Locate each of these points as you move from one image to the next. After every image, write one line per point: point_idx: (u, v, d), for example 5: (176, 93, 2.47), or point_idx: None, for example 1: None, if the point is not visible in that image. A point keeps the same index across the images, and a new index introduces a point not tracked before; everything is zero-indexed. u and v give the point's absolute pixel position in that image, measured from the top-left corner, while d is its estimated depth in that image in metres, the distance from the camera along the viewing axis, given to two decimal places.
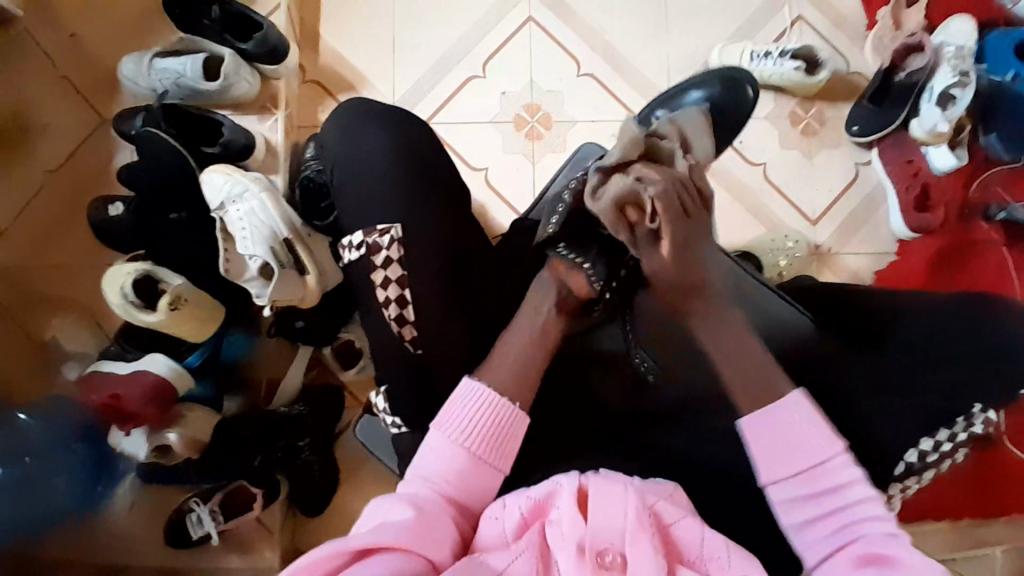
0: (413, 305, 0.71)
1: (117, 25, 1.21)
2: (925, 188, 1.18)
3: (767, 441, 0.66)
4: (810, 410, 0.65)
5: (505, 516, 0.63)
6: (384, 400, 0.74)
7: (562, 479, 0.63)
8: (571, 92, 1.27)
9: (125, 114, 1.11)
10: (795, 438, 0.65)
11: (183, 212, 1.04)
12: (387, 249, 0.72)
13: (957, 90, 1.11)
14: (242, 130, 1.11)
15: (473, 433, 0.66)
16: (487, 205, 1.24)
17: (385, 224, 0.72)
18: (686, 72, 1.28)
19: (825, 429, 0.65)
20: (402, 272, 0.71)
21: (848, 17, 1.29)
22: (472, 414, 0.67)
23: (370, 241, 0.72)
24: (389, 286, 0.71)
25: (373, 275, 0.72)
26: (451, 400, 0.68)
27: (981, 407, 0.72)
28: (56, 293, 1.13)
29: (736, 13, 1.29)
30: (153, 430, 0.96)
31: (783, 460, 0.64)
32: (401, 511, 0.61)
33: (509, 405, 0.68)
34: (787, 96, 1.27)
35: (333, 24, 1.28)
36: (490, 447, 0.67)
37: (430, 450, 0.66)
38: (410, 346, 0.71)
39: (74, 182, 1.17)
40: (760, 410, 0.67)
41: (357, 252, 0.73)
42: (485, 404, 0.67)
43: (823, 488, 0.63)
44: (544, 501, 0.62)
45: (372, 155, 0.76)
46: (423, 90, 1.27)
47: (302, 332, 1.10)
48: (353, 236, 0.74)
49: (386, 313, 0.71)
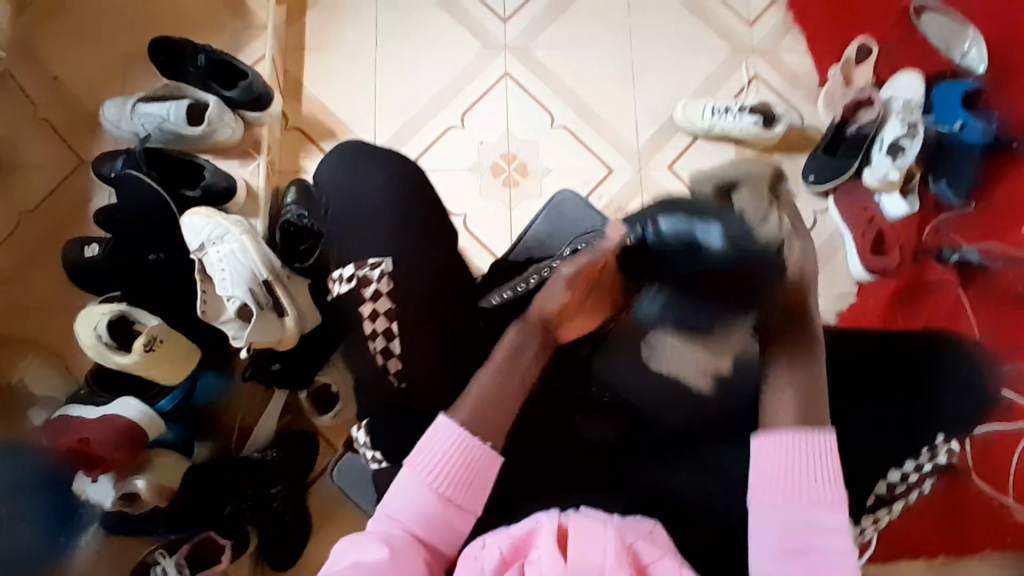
0: (401, 339, 0.72)
1: (98, 72, 1.23)
2: (880, 233, 1.26)
3: (772, 458, 0.68)
4: (826, 449, 0.68)
5: (484, 556, 0.62)
6: (365, 434, 0.73)
7: (543, 518, 0.63)
8: (546, 141, 1.33)
9: (104, 156, 1.12)
10: (797, 465, 0.67)
11: (161, 253, 1.03)
12: (378, 281, 0.74)
13: (907, 141, 1.21)
14: (224, 174, 1.12)
15: (446, 476, 0.66)
16: (465, 249, 1.27)
17: (377, 257, 0.75)
18: (654, 126, 1.36)
19: (830, 469, 0.67)
20: (391, 305, 0.73)
21: (802, 76, 1.39)
22: (446, 453, 0.67)
23: (361, 273, 0.74)
24: (377, 319, 0.73)
25: (361, 308, 0.73)
26: (425, 439, 0.67)
27: (943, 438, 0.75)
28: (20, 335, 1.10)
29: (698, 72, 1.38)
30: (120, 476, 0.93)
31: (773, 480, 0.67)
32: (373, 550, 0.61)
33: (481, 446, 0.67)
34: (748, 148, 1.35)
35: (316, 75, 1.32)
36: (463, 489, 0.66)
37: (402, 490, 0.66)
38: (394, 378, 0.72)
39: (48, 221, 1.15)
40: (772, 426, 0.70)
41: (347, 284, 0.75)
42: (456, 446, 0.67)
43: (811, 510, 0.65)
44: (524, 539, 0.62)
45: (366, 197, 0.79)
46: (402, 138, 1.31)
47: (279, 374, 1.08)
48: (344, 268, 0.76)
49: (372, 345, 0.73)
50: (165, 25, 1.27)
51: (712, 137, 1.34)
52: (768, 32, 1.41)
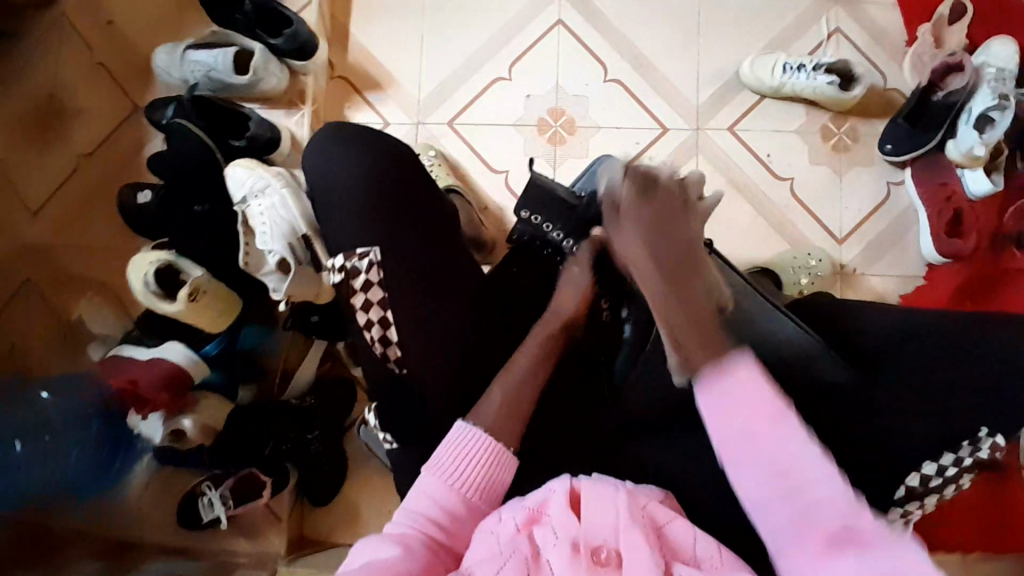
0: (395, 327, 0.72)
1: (150, 16, 1.23)
2: (958, 213, 1.14)
3: (722, 433, 0.56)
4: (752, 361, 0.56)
5: (500, 531, 0.62)
6: (375, 417, 0.76)
7: (555, 485, 0.63)
8: (596, 97, 1.26)
9: (155, 104, 1.13)
10: (744, 442, 0.55)
11: (205, 204, 1.06)
12: (367, 273, 0.73)
13: (997, 113, 1.06)
14: (269, 124, 1.12)
15: (469, 481, 0.67)
16: (506, 208, 1.24)
17: (364, 247, 0.74)
18: (715, 83, 1.26)
19: (763, 386, 0.55)
20: (384, 294, 0.73)
21: (891, 31, 1.25)
22: (469, 458, 0.68)
23: (350, 264, 0.74)
24: (370, 309, 0.73)
25: (353, 299, 0.73)
26: (446, 444, 0.68)
27: (998, 439, 0.68)
28: (82, 274, 1.17)
29: (771, 22, 1.26)
30: (168, 415, 0.98)
31: (736, 455, 0.55)
32: (389, 549, 0.61)
33: (502, 451, 0.69)
34: (820, 110, 1.24)
35: (362, 20, 1.28)
36: (483, 493, 0.67)
37: (422, 491, 0.66)
38: (393, 366, 0.73)
39: (107, 165, 1.20)
40: (715, 383, 0.56)
41: (338, 274, 0.75)
42: (479, 450, 0.68)
43: (788, 484, 0.54)
44: (538, 509, 0.63)
45: (346, 178, 0.76)
46: (447, 90, 1.27)
47: (318, 327, 1.11)
48: (335, 258, 0.75)
49: (367, 335, 0.73)
50: None
51: (780, 97, 1.23)
52: None
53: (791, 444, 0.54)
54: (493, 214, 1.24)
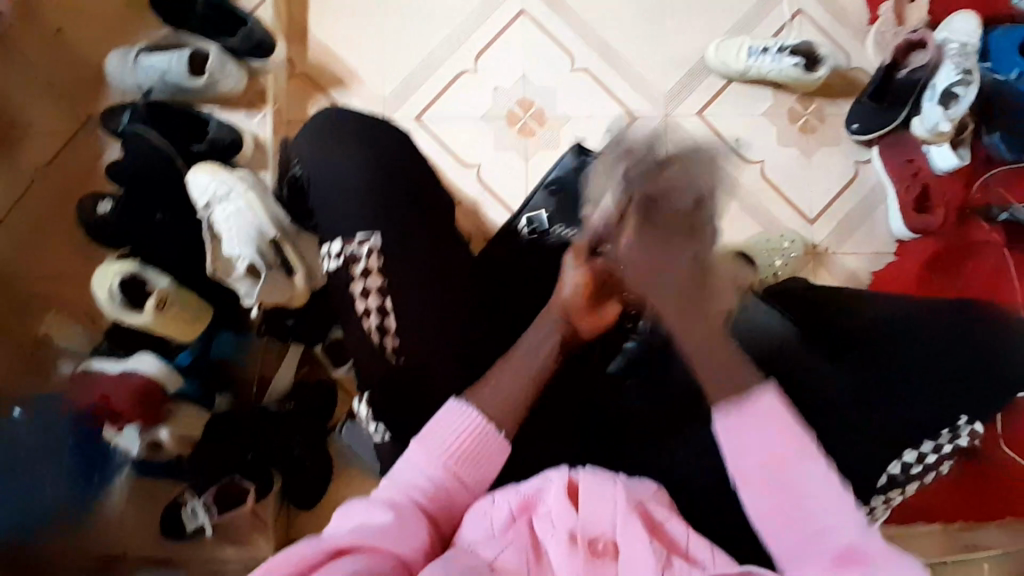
0: (394, 315, 0.72)
1: (101, 21, 1.20)
2: (926, 188, 1.16)
3: (739, 441, 0.62)
4: (780, 411, 0.61)
5: (494, 512, 0.63)
6: (366, 408, 0.75)
7: (553, 475, 0.65)
8: (564, 88, 1.25)
9: (113, 111, 1.11)
10: (762, 437, 0.61)
11: (166, 213, 1.03)
12: (367, 259, 0.73)
13: (960, 89, 1.07)
14: (228, 127, 1.11)
15: (455, 456, 0.66)
16: (480, 203, 1.23)
17: (365, 234, 0.74)
18: (681, 69, 1.26)
19: (795, 426, 0.61)
20: (383, 282, 0.73)
21: (852, 10, 1.25)
22: (455, 436, 0.66)
23: (349, 250, 0.74)
24: (369, 296, 0.73)
25: (352, 287, 0.73)
26: (438, 418, 0.67)
27: (968, 420, 0.73)
28: (44, 290, 1.13)
29: (734, 6, 1.26)
30: (145, 427, 0.97)
31: (752, 457, 0.62)
32: (378, 513, 0.61)
33: (493, 431, 0.67)
34: (787, 93, 1.25)
35: (322, 17, 1.26)
36: (471, 470, 0.66)
37: (408, 463, 0.65)
38: (392, 357, 0.72)
39: (65, 175, 1.17)
40: (733, 405, 0.62)
41: (336, 260, 0.74)
42: (468, 429, 0.67)
43: (790, 487, 0.61)
44: (533, 495, 0.64)
45: (343, 167, 0.77)
46: (413, 86, 1.25)
47: (292, 330, 1.11)
48: (332, 243, 0.75)
49: (366, 323, 0.73)
50: None
51: (747, 80, 1.24)
52: None
53: (810, 467, 0.60)
54: (467, 209, 1.23)
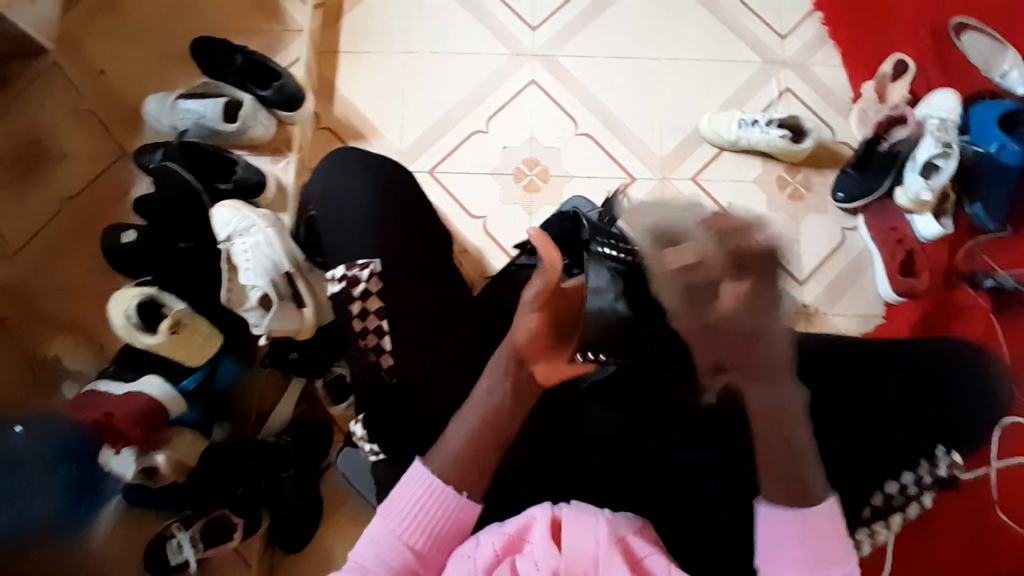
0: (389, 336, 0.75)
1: (144, 70, 1.30)
2: (910, 254, 1.22)
3: (775, 537, 0.66)
4: (831, 516, 0.66)
5: (478, 553, 0.65)
6: (362, 428, 0.76)
7: (538, 512, 0.66)
8: (568, 149, 1.35)
9: (146, 148, 1.18)
10: (806, 539, 0.65)
11: (191, 242, 1.09)
12: (367, 282, 0.77)
13: (941, 161, 1.16)
14: (255, 169, 1.18)
15: (417, 526, 0.67)
16: (484, 251, 1.29)
17: (365, 258, 0.78)
18: (678, 137, 1.36)
19: (836, 536, 0.66)
20: (379, 303, 0.76)
21: (835, 91, 1.37)
22: (415, 505, 0.67)
23: (350, 274, 0.77)
24: (366, 316, 0.76)
25: (350, 306, 0.76)
26: (397, 486, 0.68)
27: (945, 450, 0.78)
28: (58, 314, 1.17)
29: (726, 83, 1.38)
30: (141, 451, 0.98)
31: (786, 556, 0.66)
32: None
33: (451, 496, 0.67)
34: (775, 162, 1.34)
35: (349, 77, 1.37)
36: (434, 539, 0.67)
37: (373, 536, 0.67)
38: (384, 372, 0.75)
39: (91, 207, 1.23)
40: (785, 506, 0.66)
41: (337, 284, 0.77)
42: (426, 494, 0.67)
43: None
44: (518, 534, 0.65)
45: (354, 198, 0.82)
46: (429, 141, 1.35)
47: (296, 363, 1.12)
48: (335, 269, 0.78)
49: (361, 342, 0.76)
50: (208, 26, 1.34)
51: (737, 149, 1.33)
52: (800, 44, 1.39)
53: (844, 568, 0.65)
54: (472, 256, 1.29)
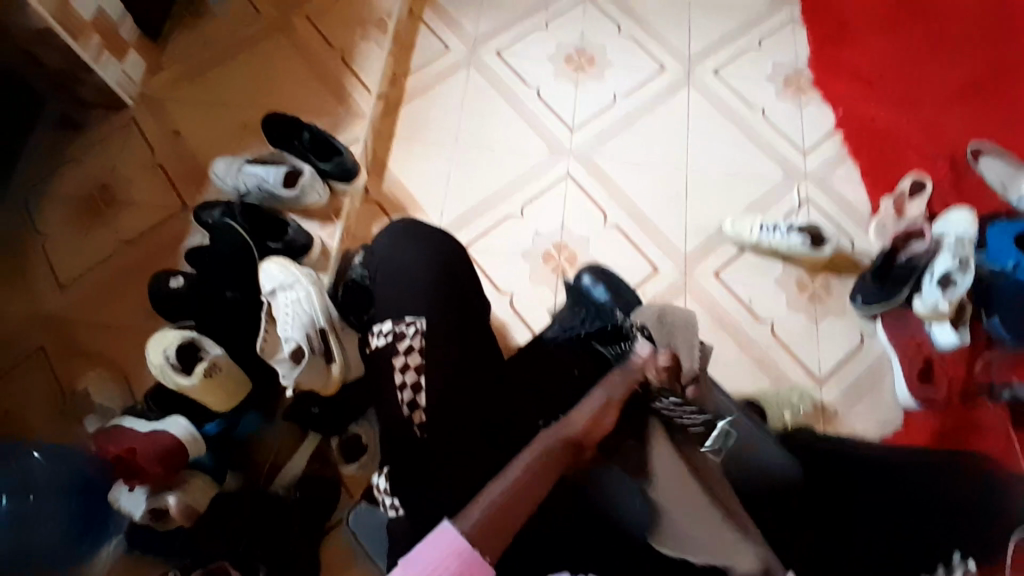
0: (426, 393, 0.78)
1: (213, 139, 1.43)
2: (928, 363, 1.24)
3: None
4: None
5: None
6: (386, 480, 0.76)
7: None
8: (597, 237, 1.42)
9: (207, 205, 1.28)
10: None
11: (237, 291, 1.14)
12: (411, 338, 0.82)
13: (958, 275, 1.21)
14: (304, 232, 1.26)
15: None
16: (508, 326, 1.33)
17: (413, 316, 0.84)
18: (702, 235, 1.43)
19: None
20: (422, 360, 0.80)
21: (854, 204, 1.45)
22: (440, 568, 0.55)
23: (396, 329, 0.83)
24: (407, 371, 0.80)
25: (393, 359, 0.81)
26: (424, 540, 0.56)
27: (961, 557, 0.74)
28: (96, 352, 1.22)
29: (750, 190, 1.46)
30: (153, 490, 0.99)
31: None
32: None
33: (484, 566, 0.56)
34: (796, 266, 1.39)
35: (399, 158, 1.48)
36: None
37: None
38: (417, 430, 0.77)
39: (146, 254, 1.31)
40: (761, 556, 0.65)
41: (384, 338, 0.83)
42: (455, 559, 0.55)
43: None
44: None
45: (401, 264, 0.89)
46: (466, 221, 1.43)
47: (316, 419, 1.14)
48: (383, 323, 0.85)
49: (401, 397, 0.79)
50: (279, 105, 1.48)
51: (759, 251, 1.39)
52: (821, 160, 1.49)
53: None
54: (498, 330, 1.32)
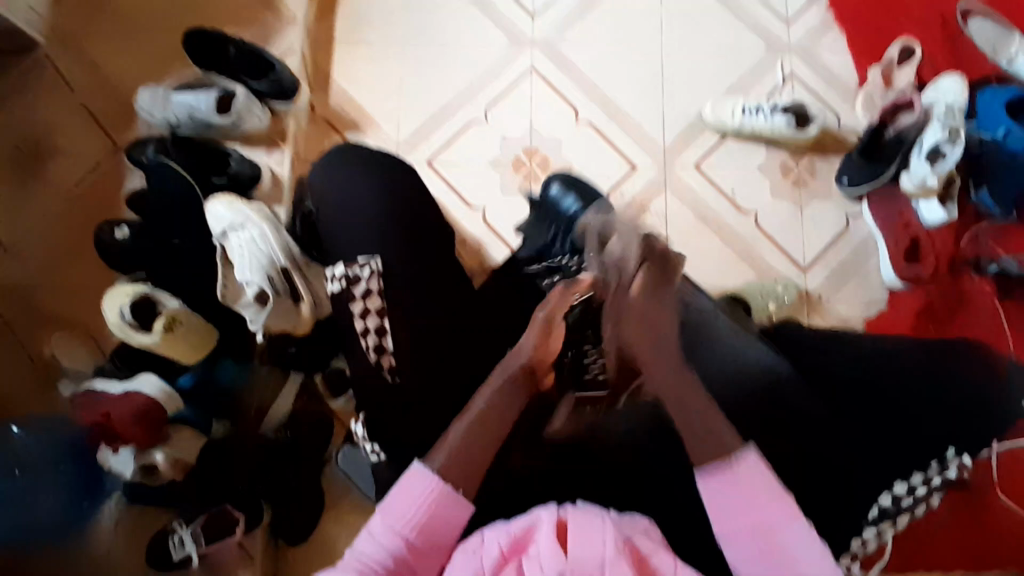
0: (390, 336, 0.75)
1: (132, 64, 1.27)
2: (915, 241, 1.20)
3: (724, 504, 0.65)
4: (764, 471, 0.65)
5: (483, 552, 0.63)
6: (364, 426, 0.77)
7: (542, 514, 0.63)
8: (569, 137, 1.32)
9: (139, 142, 1.16)
10: (746, 499, 0.64)
11: (182, 238, 1.06)
12: (368, 281, 0.76)
13: (947, 147, 1.14)
14: (249, 162, 1.16)
15: (414, 524, 0.64)
16: (484, 242, 1.27)
17: (366, 257, 0.78)
18: (681, 125, 1.33)
19: (776, 490, 0.64)
20: (382, 303, 0.76)
21: (841, 76, 1.34)
22: (415, 500, 0.65)
23: (350, 272, 0.77)
24: (368, 315, 0.75)
25: (351, 306, 0.76)
26: (398, 483, 0.66)
27: (955, 451, 0.78)
28: (52, 313, 1.16)
29: (731, 70, 1.35)
30: (140, 450, 0.97)
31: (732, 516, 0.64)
32: None
33: (452, 493, 0.66)
34: (780, 149, 1.31)
35: (344, 67, 1.33)
36: (431, 538, 0.65)
37: (370, 532, 0.64)
38: (387, 373, 0.75)
39: (85, 203, 1.21)
40: (717, 469, 0.65)
41: (339, 282, 0.77)
42: (427, 493, 0.65)
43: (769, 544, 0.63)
44: (523, 536, 0.63)
45: (350, 199, 0.81)
46: (427, 132, 1.32)
47: (294, 358, 1.11)
48: (336, 266, 0.78)
49: (364, 343, 0.75)
50: (199, 16, 1.31)
51: (742, 137, 1.31)
52: (805, 28, 1.36)
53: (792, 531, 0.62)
54: (472, 247, 1.27)
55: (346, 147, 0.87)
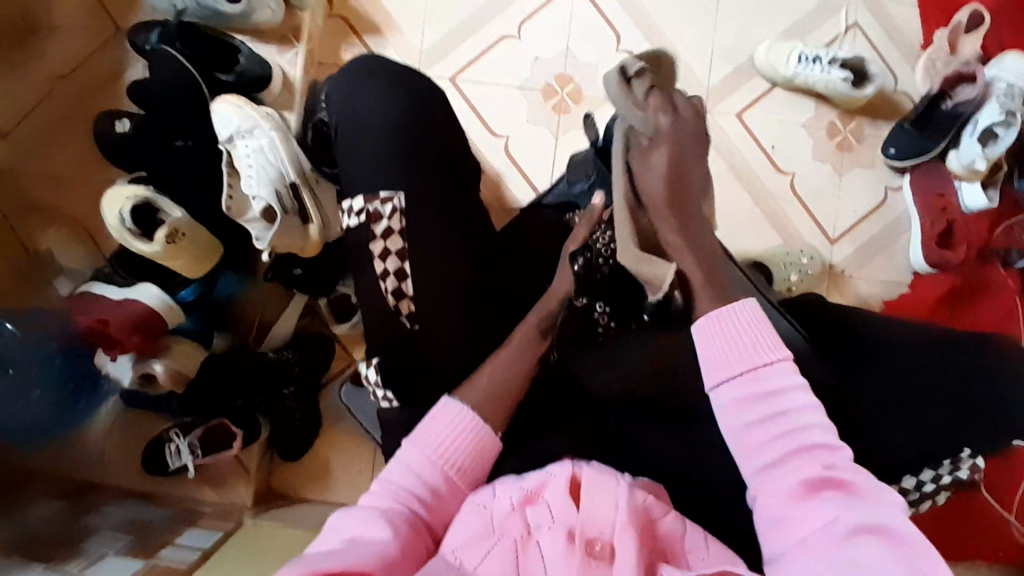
0: (412, 280, 0.71)
1: None
2: (950, 225, 1.16)
3: (717, 342, 0.64)
4: (759, 316, 0.64)
5: (494, 506, 0.61)
6: (376, 373, 0.72)
7: (556, 470, 0.63)
8: (606, 65, 1.21)
9: (141, 27, 1.04)
10: (743, 341, 0.63)
11: (189, 140, 1.00)
12: (389, 219, 0.71)
13: (1001, 129, 1.08)
14: (259, 61, 1.06)
15: (451, 459, 0.64)
16: (503, 173, 1.20)
17: (389, 191, 0.72)
18: (729, 65, 1.23)
19: (771, 335, 0.63)
20: (403, 243, 0.71)
21: (906, 31, 1.23)
22: (450, 436, 0.65)
23: (372, 208, 0.72)
24: (387, 259, 0.71)
25: (371, 245, 0.71)
26: (432, 417, 0.66)
27: (971, 454, 0.74)
28: (47, 204, 1.10)
29: (790, 10, 1.23)
30: (139, 357, 0.95)
31: (730, 362, 0.63)
32: (377, 527, 0.58)
33: (485, 431, 0.66)
34: (829, 106, 1.22)
35: None
36: (465, 475, 0.65)
37: (402, 464, 0.64)
38: (406, 320, 0.71)
39: (82, 88, 1.12)
40: (716, 310, 0.65)
41: (357, 218, 0.72)
42: (465, 427, 0.66)
43: (765, 403, 0.60)
44: (534, 492, 0.62)
45: (372, 127, 0.74)
46: (452, 44, 1.21)
47: (298, 280, 1.08)
48: (355, 199, 0.73)
49: (383, 286, 0.71)
50: None
51: (792, 87, 1.21)
52: None
53: (792, 399, 0.60)
54: (491, 180, 1.19)
55: (360, 71, 0.77)
